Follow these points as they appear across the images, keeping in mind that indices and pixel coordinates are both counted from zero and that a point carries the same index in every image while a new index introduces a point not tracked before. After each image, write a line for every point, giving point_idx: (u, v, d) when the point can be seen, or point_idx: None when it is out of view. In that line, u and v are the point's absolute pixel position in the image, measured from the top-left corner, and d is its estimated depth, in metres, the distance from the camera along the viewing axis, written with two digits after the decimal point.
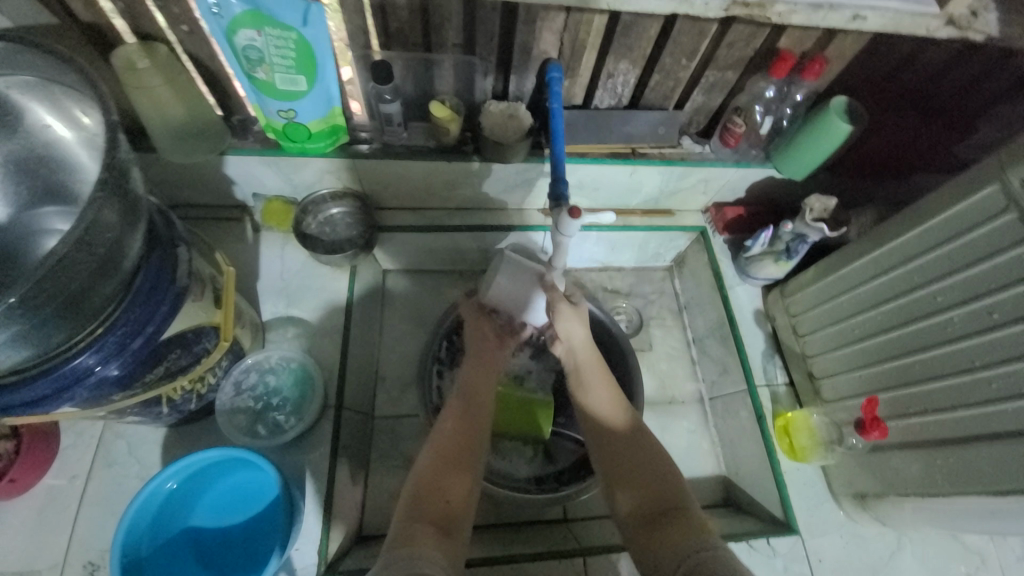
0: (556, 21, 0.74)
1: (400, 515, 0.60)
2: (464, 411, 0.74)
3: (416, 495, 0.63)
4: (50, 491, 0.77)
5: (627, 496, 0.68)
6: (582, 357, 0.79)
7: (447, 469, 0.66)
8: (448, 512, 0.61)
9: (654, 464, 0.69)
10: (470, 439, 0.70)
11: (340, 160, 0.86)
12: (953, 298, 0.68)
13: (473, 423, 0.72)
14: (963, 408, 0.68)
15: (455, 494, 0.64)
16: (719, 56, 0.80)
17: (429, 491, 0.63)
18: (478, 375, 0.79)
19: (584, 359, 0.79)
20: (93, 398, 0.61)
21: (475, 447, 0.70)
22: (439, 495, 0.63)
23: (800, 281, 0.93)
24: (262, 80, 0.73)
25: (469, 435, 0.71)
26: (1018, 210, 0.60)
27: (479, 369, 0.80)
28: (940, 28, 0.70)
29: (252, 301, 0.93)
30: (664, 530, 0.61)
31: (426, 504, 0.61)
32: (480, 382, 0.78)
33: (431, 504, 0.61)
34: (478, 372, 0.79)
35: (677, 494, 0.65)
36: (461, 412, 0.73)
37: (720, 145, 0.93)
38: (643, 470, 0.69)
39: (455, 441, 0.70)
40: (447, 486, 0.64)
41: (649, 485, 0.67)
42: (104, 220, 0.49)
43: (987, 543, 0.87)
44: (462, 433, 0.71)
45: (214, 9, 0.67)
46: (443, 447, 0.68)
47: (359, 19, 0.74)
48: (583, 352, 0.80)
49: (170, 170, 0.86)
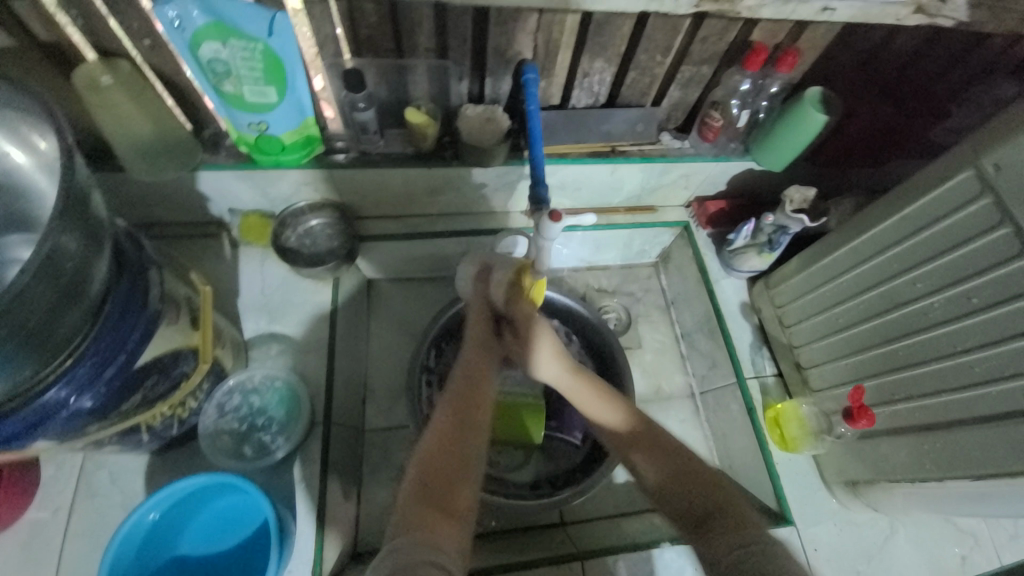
0: (529, 22, 0.73)
1: (403, 505, 0.55)
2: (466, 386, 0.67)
3: (419, 482, 0.57)
4: (33, 525, 0.75)
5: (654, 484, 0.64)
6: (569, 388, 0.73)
7: (451, 450, 0.60)
8: (453, 496, 0.56)
9: (678, 453, 0.65)
10: (475, 417, 0.64)
11: (316, 171, 0.84)
12: (933, 284, 0.69)
13: (477, 399, 0.65)
14: (947, 392, 0.69)
15: (461, 476, 0.58)
16: (693, 51, 0.80)
17: (433, 476, 0.57)
18: (482, 346, 0.72)
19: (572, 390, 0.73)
20: (68, 431, 0.59)
21: (481, 426, 0.64)
22: (444, 480, 0.57)
23: (784, 272, 0.93)
24: (230, 93, 0.71)
25: (471, 416, 0.64)
26: (993, 195, 0.61)
27: (481, 340, 0.72)
28: (909, 16, 0.71)
29: (233, 319, 0.91)
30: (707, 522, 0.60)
31: (431, 489, 0.56)
32: (482, 355, 0.70)
33: (436, 490, 0.56)
34: (480, 345, 0.72)
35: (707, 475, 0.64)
36: (463, 388, 0.66)
37: (699, 138, 0.93)
38: (672, 459, 0.65)
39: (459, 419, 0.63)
40: (452, 470, 0.58)
41: (676, 472, 0.64)
42: (65, 247, 0.47)
43: (977, 522, 0.89)
44: (465, 411, 0.64)
45: (175, 22, 0.64)
46: (443, 426, 0.62)
47: (327, 27, 0.72)
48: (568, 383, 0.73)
49: (141, 189, 0.83)
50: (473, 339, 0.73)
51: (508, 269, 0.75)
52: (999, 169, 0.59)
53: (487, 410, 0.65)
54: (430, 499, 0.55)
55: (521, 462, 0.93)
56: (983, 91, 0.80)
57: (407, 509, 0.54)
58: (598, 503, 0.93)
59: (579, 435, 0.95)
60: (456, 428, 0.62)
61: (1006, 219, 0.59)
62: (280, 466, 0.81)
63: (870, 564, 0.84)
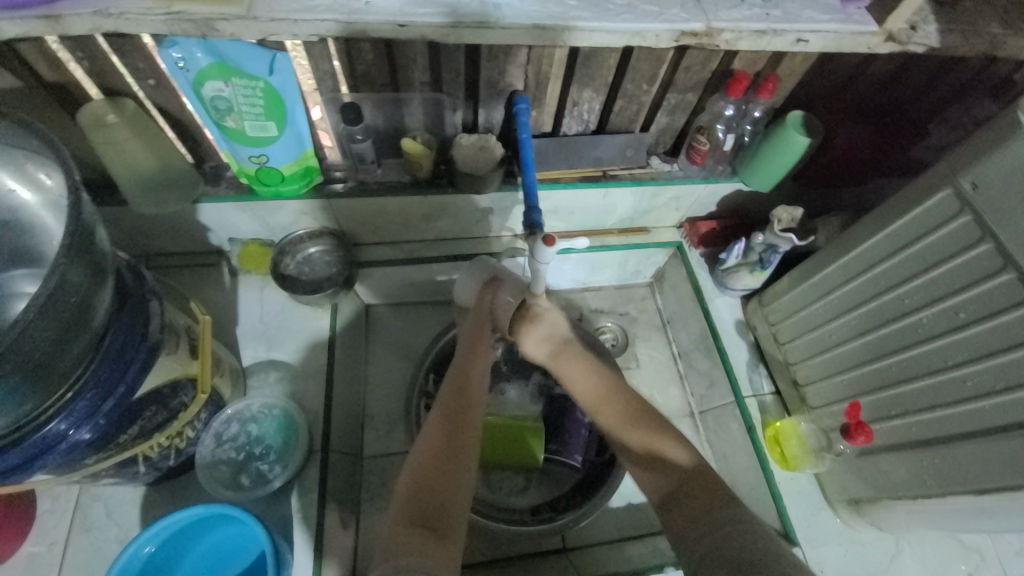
0: (519, 56, 0.76)
1: (393, 526, 0.55)
2: (455, 406, 0.67)
3: (409, 503, 0.57)
4: (29, 559, 0.74)
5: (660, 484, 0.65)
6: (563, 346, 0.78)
7: (439, 470, 0.60)
8: (442, 518, 0.56)
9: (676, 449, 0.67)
10: (464, 437, 0.64)
11: (314, 200, 0.86)
12: (921, 299, 0.70)
13: (464, 419, 0.66)
14: (942, 407, 0.69)
15: (449, 496, 0.59)
16: (678, 79, 0.83)
17: (421, 496, 0.58)
18: (469, 366, 0.73)
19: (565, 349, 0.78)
20: (66, 464, 0.59)
21: (469, 445, 0.64)
22: (434, 499, 0.58)
23: (776, 290, 0.95)
24: (232, 128, 0.74)
25: (463, 430, 0.65)
26: (972, 212, 0.62)
27: (471, 362, 0.74)
28: (881, 44, 0.74)
29: (232, 347, 0.91)
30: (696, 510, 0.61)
31: (418, 508, 0.57)
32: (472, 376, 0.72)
33: (424, 511, 0.56)
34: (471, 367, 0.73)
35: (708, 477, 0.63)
36: (450, 409, 0.67)
37: (687, 162, 0.96)
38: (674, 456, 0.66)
39: (445, 439, 0.63)
40: (441, 490, 0.59)
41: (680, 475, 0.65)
42: (69, 282, 0.49)
43: (984, 538, 0.88)
44: (452, 432, 0.64)
45: (181, 63, 0.67)
46: (434, 443, 0.63)
47: (325, 64, 0.75)
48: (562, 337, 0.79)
49: (143, 220, 0.85)
50: (462, 359, 0.75)
51: (512, 288, 0.79)
52: (976, 188, 0.61)
53: (474, 428, 0.66)
54: (419, 520, 0.55)
55: (523, 486, 0.93)
56: (962, 111, 0.84)
57: (395, 531, 0.54)
58: (600, 526, 0.91)
59: (580, 458, 0.92)
60: (443, 446, 0.63)
61: (988, 235, 0.61)
62: (278, 495, 0.80)
63: None
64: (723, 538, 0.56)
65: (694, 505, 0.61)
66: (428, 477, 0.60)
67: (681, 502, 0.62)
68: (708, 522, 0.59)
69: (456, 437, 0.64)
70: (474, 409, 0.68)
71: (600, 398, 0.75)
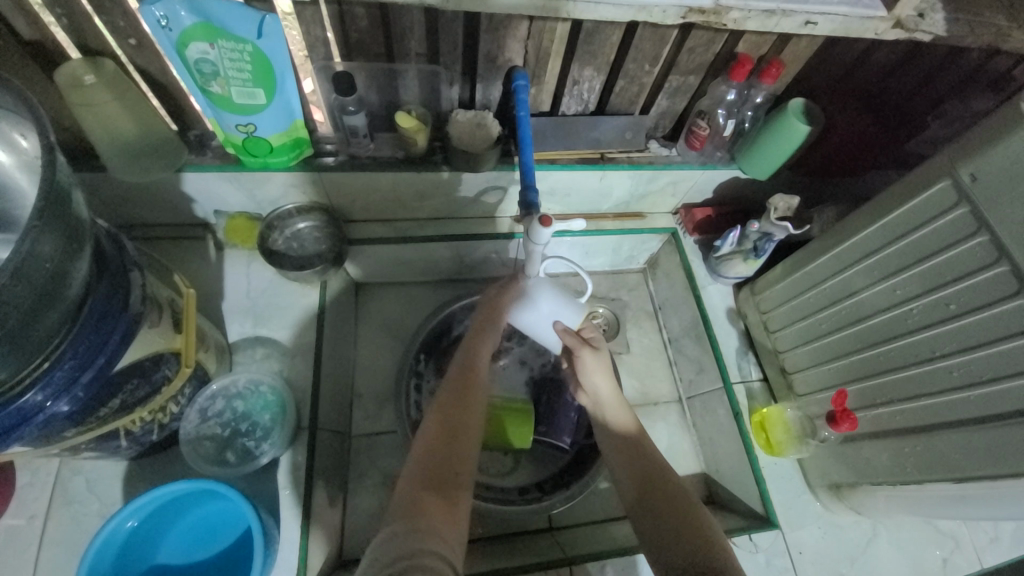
0: (519, 29, 0.74)
1: (399, 496, 0.56)
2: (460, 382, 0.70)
3: (419, 470, 0.59)
4: (7, 533, 0.72)
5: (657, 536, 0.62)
6: (603, 400, 0.77)
7: (447, 440, 0.63)
8: (450, 484, 0.58)
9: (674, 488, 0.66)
10: (467, 411, 0.67)
11: (304, 174, 0.84)
12: (911, 291, 0.71)
13: (472, 403, 0.68)
14: (926, 396, 0.70)
15: (457, 465, 0.61)
16: (681, 60, 0.81)
17: (431, 462, 0.60)
18: (478, 344, 0.76)
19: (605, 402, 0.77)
20: (43, 436, 0.57)
21: (474, 420, 0.67)
22: (441, 465, 0.60)
23: (769, 279, 0.95)
24: (218, 94, 0.71)
25: (470, 413, 0.67)
26: (969, 204, 0.62)
27: (479, 338, 0.76)
28: (888, 30, 0.73)
29: (218, 323, 0.89)
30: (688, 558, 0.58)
31: (428, 480, 0.58)
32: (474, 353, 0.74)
33: (434, 476, 0.58)
34: (477, 344, 0.76)
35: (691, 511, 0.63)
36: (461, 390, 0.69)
37: (686, 147, 0.94)
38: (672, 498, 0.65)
39: (453, 412, 0.66)
40: (448, 460, 0.61)
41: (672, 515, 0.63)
42: (43, 250, 0.46)
43: (958, 526, 0.91)
44: (458, 404, 0.67)
45: (163, 22, 0.63)
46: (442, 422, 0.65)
47: (317, 30, 0.72)
48: (604, 395, 0.77)
49: (125, 188, 0.82)
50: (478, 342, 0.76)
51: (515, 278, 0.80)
52: (974, 180, 0.61)
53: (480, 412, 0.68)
54: (429, 485, 0.57)
55: (510, 468, 0.94)
56: (961, 105, 0.82)
57: (404, 495, 0.56)
58: (586, 508, 0.93)
59: (568, 440, 0.92)
60: (451, 418, 0.65)
61: (984, 228, 0.61)
62: (264, 473, 0.79)
63: (853, 567, 0.85)
64: (686, 549, 0.58)
65: (666, 517, 0.63)
66: (438, 453, 0.61)
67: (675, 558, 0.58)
68: (673, 537, 0.60)
69: (460, 410, 0.66)
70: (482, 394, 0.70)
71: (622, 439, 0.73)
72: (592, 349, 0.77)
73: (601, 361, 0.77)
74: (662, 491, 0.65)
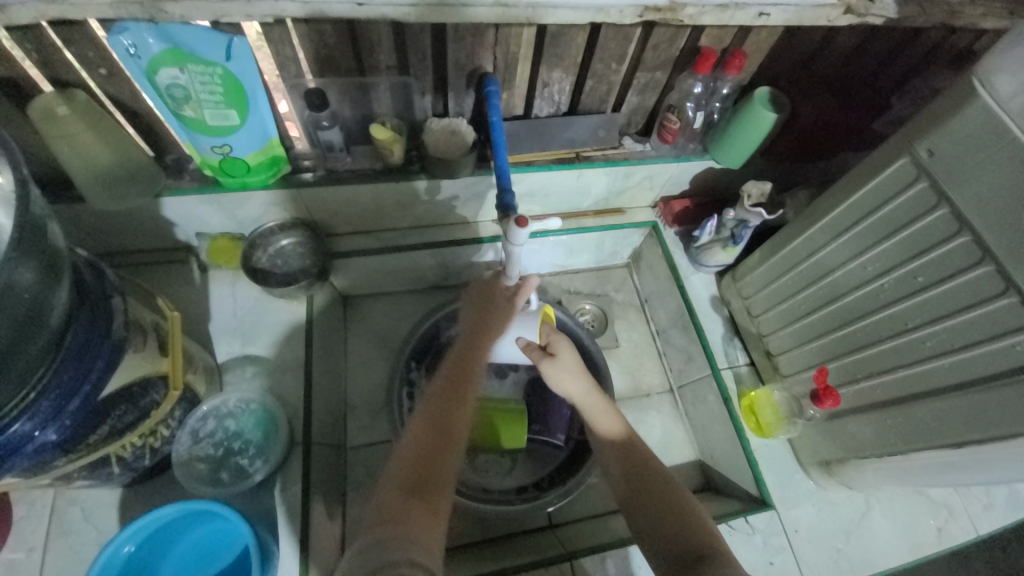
0: (485, 37, 0.75)
1: (385, 500, 0.58)
2: (450, 388, 0.71)
3: (403, 480, 0.60)
4: (6, 567, 0.72)
5: (647, 520, 0.65)
6: (584, 402, 0.75)
7: (434, 447, 0.64)
8: (433, 494, 0.59)
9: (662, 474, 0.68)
10: (457, 415, 0.68)
11: (282, 191, 0.85)
12: (882, 266, 0.73)
13: (458, 408, 0.68)
14: (902, 368, 0.72)
15: (441, 472, 0.62)
16: (646, 58, 0.83)
17: (417, 471, 0.61)
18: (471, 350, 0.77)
19: (586, 404, 0.75)
20: (34, 467, 0.57)
21: (461, 423, 0.67)
22: (428, 472, 0.61)
23: (748, 265, 0.97)
24: (192, 117, 0.72)
25: (454, 417, 0.67)
26: (928, 178, 0.64)
27: (473, 344, 0.77)
28: (840, 16, 0.75)
29: (206, 344, 0.89)
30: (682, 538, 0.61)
31: (411, 485, 0.59)
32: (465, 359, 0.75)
33: (418, 487, 0.59)
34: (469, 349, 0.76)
35: (680, 504, 0.65)
36: (448, 395, 0.70)
37: (659, 142, 0.96)
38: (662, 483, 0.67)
39: (441, 416, 0.67)
40: (433, 468, 0.62)
41: (663, 499, 0.65)
42: (21, 280, 0.46)
43: (950, 495, 0.93)
44: (447, 409, 0.68)
45: (131, 50, 0.64)
46: (427, 428, 0.65)
47: (286, 49, 0.73)
48: (582, 398, 0.76)
49: (105, 216, 0.82)
50: (469, 347, 0.77)
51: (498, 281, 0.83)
52: (931, 155, 0.63)
53: (465, 419, 0.68)
54: (413, 494, 0.58)
55: (507, 468, 0.94)
56: (922, 81, 0.88)
57: (385, 505, 0.57)
58: (585, 503, 0.94)
59: (562, 436, 0.95)
60: (437, 425, 0.66)
61: (944, 200, 0.63)
62: (261, 489, 0.79)
63: (849, 541, 0.87)
64: (674, 530, 0.62)
65: (651, 509, 0.65)
66: (422, 458, 0.62)
67: (666, 536, 0.62)
68: (661, 529, 0.63)
69: (449, 416, 0.67)
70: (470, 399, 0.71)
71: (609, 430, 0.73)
72: (551, 357, 0.79)
73: (569, 361, 0.78)
74: (649, 483, 0.67)
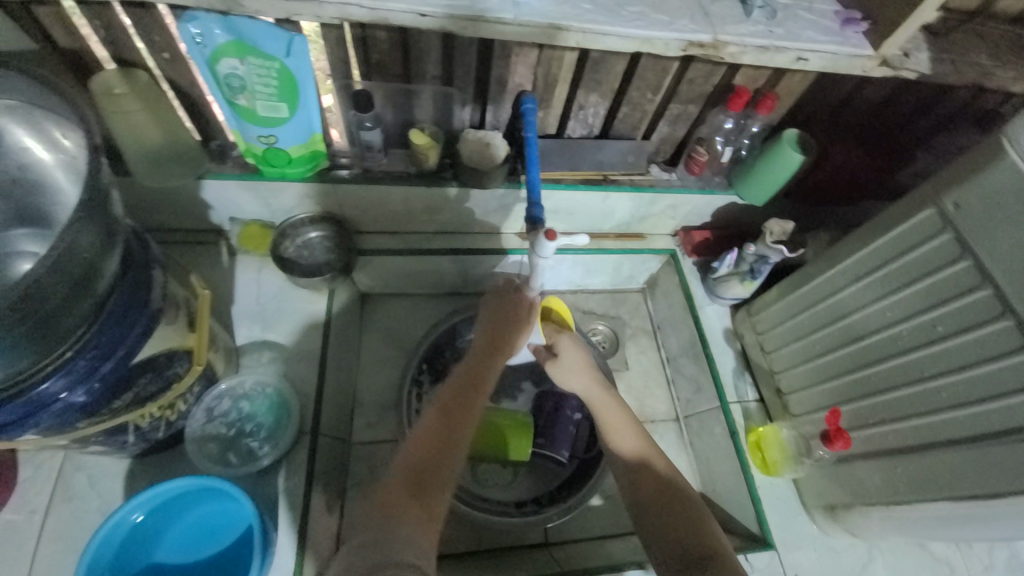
0: (530, 56, 0.79)
1: (386, 495, 0.59)
2: (461, 391, 0.70)
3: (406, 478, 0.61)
4: (5, 527, 0.72)
5: (652, 522, 0.66)
6: (596, 398, 0.77)
7: (439, 450, 0.64)
8: (433, 496, 0.60)
9: (671, 483, 0.68)
10: (465, 421, 0.67)
11: (317, 185, 0.87)
12: (901, 313, 0.74)
13: (467, 411, 0.68)
14: (916, 416, 0.72)
15: (443, 475, 0.62)
16: (681, 90, 0.86)
17: (421, 471, 0.62)
18: (486, 353, 0.77)
19: (598, 400, 0.77)
20: (56, 426, 0.58)
21: (468, 427, 0.67)
22: (429, 473, 0.62)
23: (765, 300, 0.97)
24: (244, 106, 0.75)
25: (461, 421, 0.67)
26: (953, 230, 0.66)
27: (488, 352, 0.76)
28: (875, 68, 0.77)
29: (227, 325, 0.91)
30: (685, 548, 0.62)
31: (412, 486, 0.60)
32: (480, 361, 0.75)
33: (419, 488, 0.60)
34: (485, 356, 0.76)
35: (683, 516, 0.65)
36: (458, 397, 0.69)
37: (686, 171, 0.98)
38: (669, 496, 0.67)
39: (449, 415, 0.67)
40: (435, 470, 0.62)
41: (669, 506, 0.66)
42: (81, 243, 0.49)
43: (953, 552, 0.91)
44: (455, 413, 0.68)
45: (198, 39, 0.68)
46: (434, 428, 0.66)
47: (340, 51, 0.77)
48: (594, 391, 0.78)
49: (146, 193, 0.85)
50: (482, 353, 0.76)
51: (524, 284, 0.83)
52: (958, 208, 0.65)
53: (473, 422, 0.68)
54: (414, 496, 0.59)
55: (508, 481, 0.94)
56: (949, 138, 0.89)
57: (386, 501, 0.59)
58: (583, 524, 0.93)
59: (567, 453, 0.93)
60: (444, 428, 0.66)
61: (968, 252, 0.64)
62: (264, 475, 0.80)
63: None
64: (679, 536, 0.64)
65: (659, 512, 0.66)
66: (425, 459, 0.63)
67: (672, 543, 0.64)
68: (668, 533, 0.64)
69: (456, 420, 0.66)
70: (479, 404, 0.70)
71: (619, 426, 0.74)
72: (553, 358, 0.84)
73: (574, 356, 0.82)
74: (660, 486, 0.68)
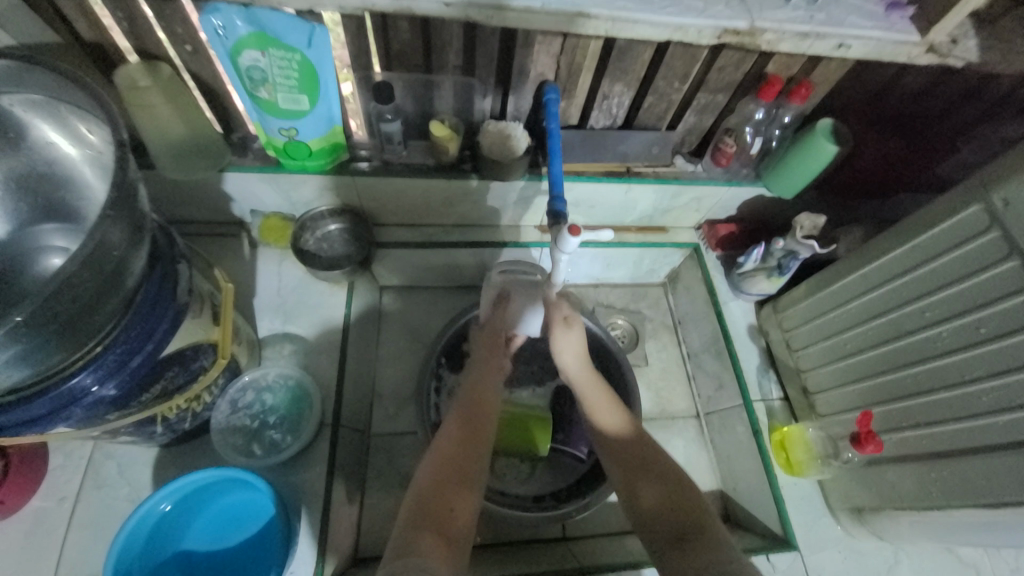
0: (553, 44, 0.76)
1: (404, 523, 0.58)
2: (465, 419, 0.71)
3: (421, 503, 0.61)
4: (38, 513, 0.75)
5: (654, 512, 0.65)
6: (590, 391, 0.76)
7: (451, 477, 0.64)
8: (451, 525, 0.59)
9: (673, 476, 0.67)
10: (474, 450, 0.68)
11: (336, 177, 0.86)
12: (940, 313, 0.71)
13: (474, 439, 0.69)
14: (955, 421, 0.69)
15: (460, 504, 0.62)
16: (710, 79, 0.83)
17: (436, 497, 0.61)
18: (481, 380, 0.78)
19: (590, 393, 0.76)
20: (88, 419, 0.60)
21: (478, 455, 0.68)
22: (445, 500, 0.61)
23: (793, 296, 0.95)
24: (265, 99, 0.74)
25: (469, 448, 0.68)
26: (1001, 228, 0.62)
27: (482, 378, 0.78)
28: (921, 55, 0.73)
29: (248, 318, 0.92)
30: (686, 539, 0.61)
31: (429, 514, 0.59)
32: (482, 390, 0.76)
33: (435, 515, 0.59)
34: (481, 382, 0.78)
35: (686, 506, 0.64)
36: (464, 424, 0.70)
37: (711, 164, 0.96)
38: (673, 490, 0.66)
39: (458, 443, 0.68)
40: (450, 497, 0.62)
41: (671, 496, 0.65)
42: (110, 239, 0.49)
43: (983, 556, 0.89)
44: (466, 445, 0.68)
45: (220, 31, 0.67)
46: (444, 455, 0.66)
47: (361, 41, 0.75)
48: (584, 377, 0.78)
49: (169, 186, 0.86)
50: (476, 380, 0.78)
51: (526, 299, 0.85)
52: (1007, 205, 0.61)
53: (483, 450, 0.69)
54: (431, 523, 0.58)
55: (525, 475, 0.93)
56: (991, 129, 0.83)
57: (404, 527, 0.58)
58: (600, 519, 0.93)
59: (585, 449, 0.94)
60: (452, 455, 0.66)
61: (1016, 252, 0.61)
62: (286, 466, 0.81)
63: None
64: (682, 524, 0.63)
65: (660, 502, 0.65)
66: (438, 486, 0.63)
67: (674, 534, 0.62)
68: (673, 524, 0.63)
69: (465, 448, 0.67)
70: (484, 432, 0.71)
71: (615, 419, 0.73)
72: (564, 326, 0.80)
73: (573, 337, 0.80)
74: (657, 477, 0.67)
